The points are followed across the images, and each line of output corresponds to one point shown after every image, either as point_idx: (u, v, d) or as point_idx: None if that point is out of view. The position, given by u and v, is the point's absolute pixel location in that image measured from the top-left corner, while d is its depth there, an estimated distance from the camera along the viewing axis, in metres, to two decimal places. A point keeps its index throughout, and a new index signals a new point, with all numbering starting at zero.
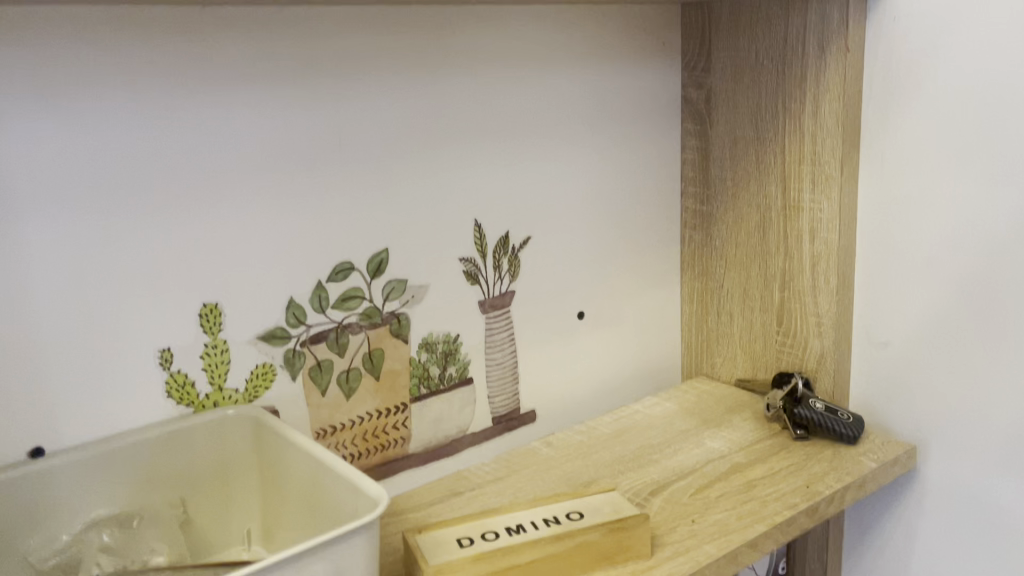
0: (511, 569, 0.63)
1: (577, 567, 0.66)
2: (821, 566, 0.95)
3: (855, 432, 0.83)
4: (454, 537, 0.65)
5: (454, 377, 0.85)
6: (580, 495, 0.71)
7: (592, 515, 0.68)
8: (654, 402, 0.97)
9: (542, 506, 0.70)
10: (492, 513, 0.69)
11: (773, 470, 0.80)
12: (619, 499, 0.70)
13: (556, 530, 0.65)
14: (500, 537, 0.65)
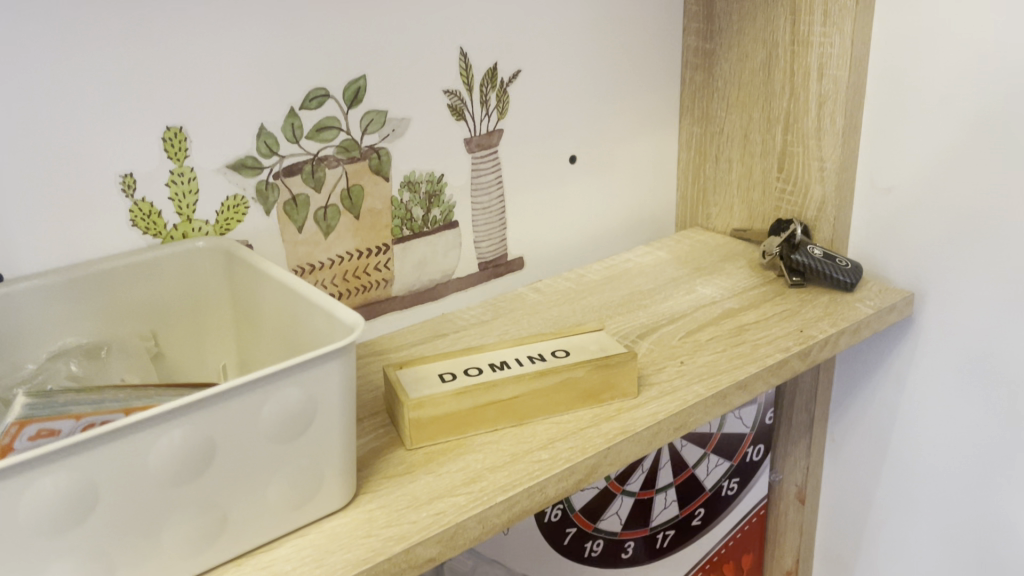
0: (494, 404, 0.62)
1: (561, 403, 0.65)
2: (808, 415, 0.95)
3: (853, 279, 0.81)
4: (436, 373, 0.63)
5: (439, 220, 0.82)
6: (566, 336, 0.69)
7: (578, 354, 0.66)
8: (646, 250, 0.94)
9: (527, 346, 0.68)
10: (475, 351, 0.67)
11: (765, 316, 0.78)
12: (605, 340, 0.68)
13: (540, 369, 0.63)
14: (483, 373, 0.63)
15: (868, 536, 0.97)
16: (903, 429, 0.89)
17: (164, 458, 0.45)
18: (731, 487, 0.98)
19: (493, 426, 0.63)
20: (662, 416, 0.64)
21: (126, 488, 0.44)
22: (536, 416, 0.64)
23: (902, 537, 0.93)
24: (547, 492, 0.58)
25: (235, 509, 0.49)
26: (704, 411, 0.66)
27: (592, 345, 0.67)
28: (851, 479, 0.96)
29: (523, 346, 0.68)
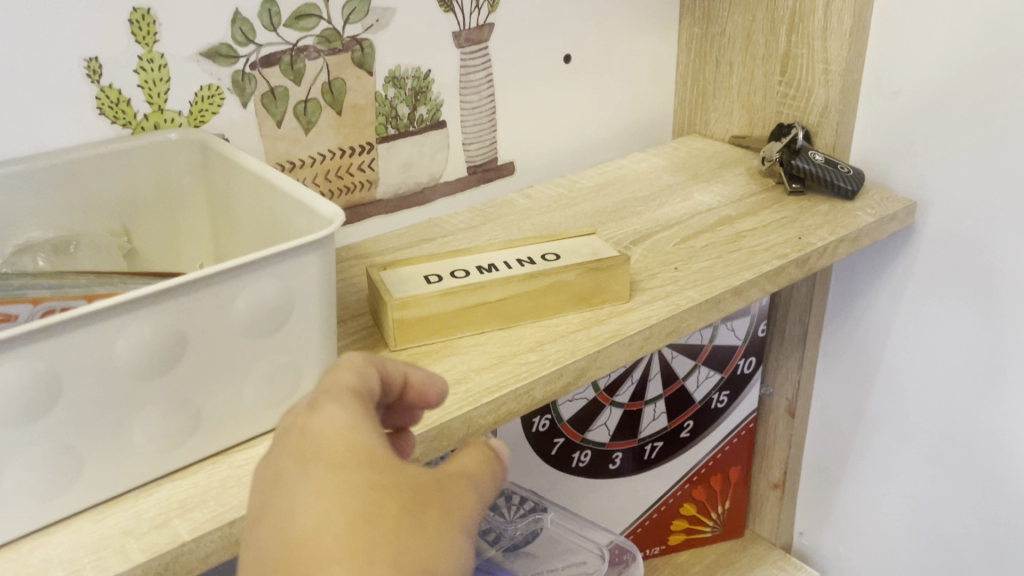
0: (480, 307, 0.60)
1: (550, 307, 0.63)
2: (802, 328, 0.94)
3: (854, 187, 0.78)
4: (420, 275, 0.61)
5: (426, 120, 0.78)
6: (556, 239, 0.67)
7: (568, 257, 0.63)
8: (642, 157, 0.91)
9: (516, 249, 0.65)
10: (462, 254, 0.64)
11: (763, 223, 0.75)
12: (597, 243, 0.66)
13: (529, 271, 0.61)
14: (469, 275, 0.61)
15: (856, 449, 0.97)
16: (897, 342, 0.88)
17: (132, 350, 0.43)
18: (721, 399, 0.97)
19: (479, 329, 0.61)
20: (654, 320, 0.62)
21: (92, 379, 0.42)
22: (525, 319, 0.62)
23: (888, 451, 0.93)
24: (535, 395, 0.57)
25: (210, 405, 0.48)
26: (697, 317, 0.65)
27: (583, 247, 0.65)
28: (843, 393, 0.96)
29: (511, 249, 0.66)
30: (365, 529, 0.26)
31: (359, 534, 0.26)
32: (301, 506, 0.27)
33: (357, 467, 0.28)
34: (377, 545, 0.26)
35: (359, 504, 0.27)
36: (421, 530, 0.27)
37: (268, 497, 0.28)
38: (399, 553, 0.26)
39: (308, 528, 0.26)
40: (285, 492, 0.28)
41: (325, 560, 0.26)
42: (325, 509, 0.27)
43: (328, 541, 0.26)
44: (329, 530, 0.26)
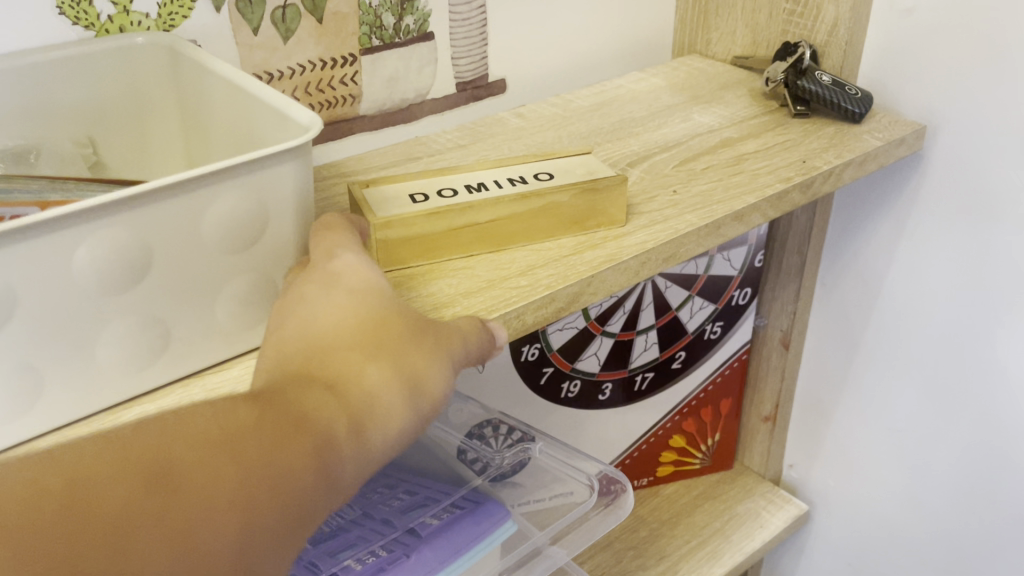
0: (470, 229, 0.57)
1: (542, 229, 0.60)
2: (800, 259, 0.91)
3: (862, 110, 0.74)
4: (406, 193, 0.57)
5: (412, 31, 0.74)
6: (550, 158, 0.63)
7: (563, 177, 0.60)
8: (639, 77, 0.87)
9: (508, 168, 0.62)
10: (450, 172, 0.61)
11: (765, 146, 0.72)
12: (593, 163, 0.62)
13: (521, 192, 0.57)
14: (458, 195, 0.57)
15: (850, 382, 0.95)
16: (897, 272, 0.86)
17: (93, 263, 0.40)
18: (714, 330, 0.95)
19: (467, 250, 0.58)
20: (651, 244, 0.59)
21: (49, 294, 0.39)
22: (515, 242, 0.59)
23: (884, 382, 0.92)
24: (525, 320, 0.54)
25: (179, 324, 0.45)
26: (696, 242, 0.62)
27: (578, 167, 0.62)
28: (840, 325, 0.94)
29: (502, 167, 0.62)
30: (374, 333, 0.41)
31: (368, 332, 0.41)
32: (325, 310, 0.42)
33: (363, 284, 0.44)
34: (378, 339, 0.41)
35: (374, 304, 0.43)
36: (409, 347, 0.41)
37: (292, 305, 0.43)
38: (395, 355, 0.41)
39: (331, 324, 0.41)
40: (310, 296, 0.43)
41: (342, 341, 0.40)
42: (347, 315, 0.42)
43: (348, 336, 0.41)
44: (349, 323, 0.41)
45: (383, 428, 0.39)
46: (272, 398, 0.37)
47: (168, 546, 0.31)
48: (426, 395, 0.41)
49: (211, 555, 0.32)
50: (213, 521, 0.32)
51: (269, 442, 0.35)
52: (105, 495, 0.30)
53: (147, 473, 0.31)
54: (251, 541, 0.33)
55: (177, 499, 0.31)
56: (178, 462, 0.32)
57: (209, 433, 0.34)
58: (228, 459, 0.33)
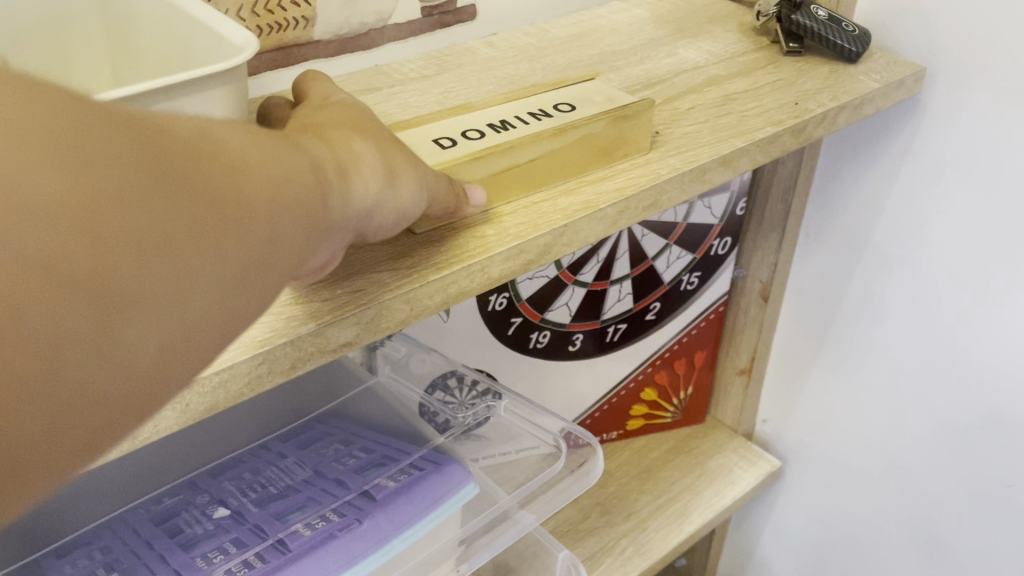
0: (514, 171, 0.52)
1: (580, 164, 0.55)
2: (784, 208, 0.87)
3: (859, 49, 0.69)
4: (431, 141, 0.52)
5: None
6: (556, 91, 0.59)
7: (587, 108, 0.56)
8: (621, 7, 0.80)
9: (519, 104, 0.57)
10: (459, 113, 0.56)
11: (756, 85, 0.66)
12: (608, 91, 0.59)
13: (555, 128, 0.53)
14: (485, 137, 0.53)
15: (830, 335, 0.92)
16: (885, 225, 0.82)
17: None
18: (691, 281, 0.91)
19: (505, 197, 0.53)
20: (630, 191, 0.54)
21: None
22: (553, 182, 0.55)
23: (867, 338, 0.88)
24: (491, 273, 0.49)
25: None
26: (678, 190, 0.56)
27: (595, 96, 0.58)
28: (823, 278, 0.90)
29: (509, 104, 0.58)
30: (359, 126, 0.41)
31: (353, 126, 0.40)
32: (315, 113, 0.42)
33: (348, 102, 0.44)
34: (362, 130, 0.40)
35: (357, 111, 0.43)
36: (390, 142, 0.41)
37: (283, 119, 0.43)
38: (381, 138, 0.40)
39: (321, 121, 0.41)
40: (300, 110, 0.43)
41: (330, 127, 0.40)
42: (333, 114, 0.42)
43: (339, 123, 0.41)
44: (337, 120, 0.41)
45: (377, 189, 0.38)
46: (281, 134, 0.35)
47: (224, 183, 0.29)
48: (404, 186, 0.40)
49: (257, 209, 0.30)
50: (256, 184, 0.30)
51: (290, 153, 0.33)
52: (165, 128, 0.28)
53: (195, 130, 0.29)
54: (287, 219, 0.31)
55: (224, 155, 0.30)
56: (220, 133, 0.30)
57: (240, 128, 0.32)
58: (261, 149, 0.32)
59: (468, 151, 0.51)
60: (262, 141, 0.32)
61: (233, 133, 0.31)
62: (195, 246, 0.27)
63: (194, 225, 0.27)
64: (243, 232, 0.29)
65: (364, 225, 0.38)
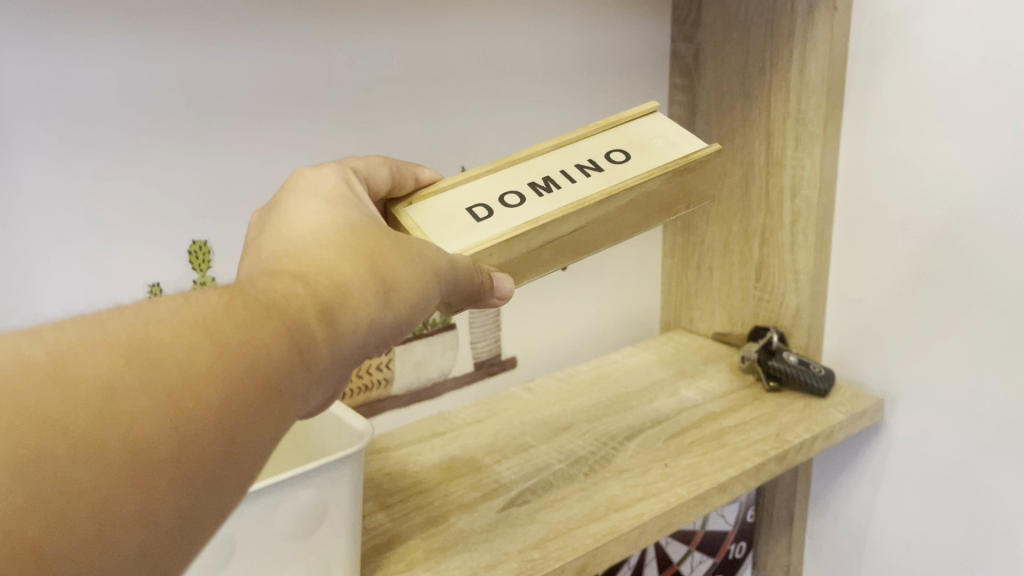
0: (559, 240, 0.57)
1: (629, 225, 0.60)
2: (789, 514, 1.00)
3: (827, 386, 0.86)
4: (471, 207, 0.57)
5: (438, 323, 0.85)
6: (611, 132, 0.64)
7: (641, 159, 0.61)
8: (633, 353, 1.01)
9: (567, 152, 0.62)
10: (503, 169, 0.60)
11: (744, 419, 0.82)
12: (668, 135, 0.64)
13: (607, 191, 0.58)
14: (527, 203, 0.57)
15: None
16: (879, 528, 0.93)
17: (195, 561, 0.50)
18: None
19: (552, 263, 0.58)
20: (646, 516, 0.68)
21: None
22: (599, 242, 0.59)
23: None
24: None
25: None
26: (687, 513, 0.70)
27: (650, 139, 0.63)
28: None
29: (555, 153, 0.62)
30: (350, 239, 0.42)
31: (344, 242, 0.41)
32: (301, 225, 0.43)
33: (340, 206, 0.45)
34: (352, 248, 0.41)
35: (352, 223, 0.43)
36: (381, 255, 0.42)
37: (258, 236, 0.44)
38: (371, 258, 0.41)
39: (305, 238, 0.41)
40: (290, 213, 0.44)
41: (319, 249, 0.40)
42: (319, 232, 0.42)
43: (328, 241, 0.41)
44: (325, 235, 0.42)
45: (357, 314, 0.39)
46: (250, 288, 0.36)
47: (156, 398, 0.29)
48: (398, 299, 0.41)
49: (203, 406, 0.30)
50: (199, 387, 0.31)
51: (250, 320, 0.34)
52: (90, 362, 0.29)
53: (127, 344, 0.30)
54: (245, 405, 0.32)
55: (161, 364, 0.30)
56: (158, 334, 0.31)
57: (185, 313, 0.33)
58: (210, 332, 0.32)
59: (512, 219, 0.56)
60: (211, 321, 0.33)
61: (173, 328, 0.32)
62: (126, 498, 0.28)
63: (120, 493, 0.28)
64: (180, 470, 0.30)
65: (359, 350, 0.39)
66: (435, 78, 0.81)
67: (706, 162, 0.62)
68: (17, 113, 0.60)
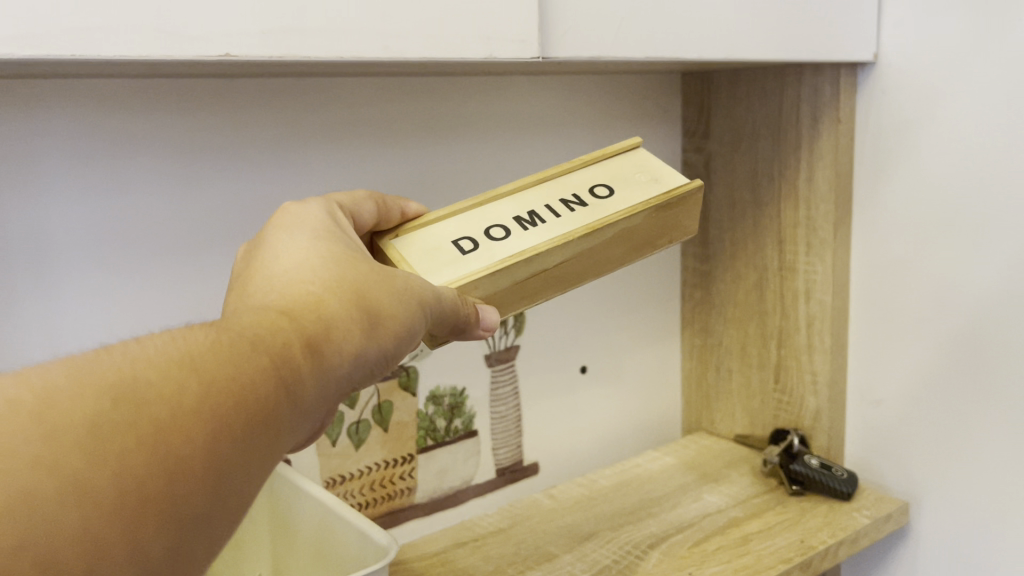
0: (542, 274, 0.54)
1: (615, 259, 0.57)
2: None
3: (850, 489, 0.86)
4: (453, 240, 0.54)
5: (460, 430, 0.88)
6: (597, 167, 0.62)
7: (626, 193, 0.58)
8: (655, 456, 1.02)
9: (550, 186, 0.60)
10: (487, 203, 0.58)
11: (768, 525, 0.82)
12: (655, 169, 0.61)
13: (589, 225, 0.55)
14: (510, 236, 0.54)
15: None
16: None
17: None
18: None
19: (535, 298, 0.55)
20: None
21: None
22: (583, 276, 0.56)
23: None
24: None
25: None
26: None
27: (635, 174, 0.60)
28: None
29: (540, 186, 0.60)
30: (336, 273, 0.40)
31: (329, 275, 0.40)
32: (285, 259, 0.41)
33: (327, 240, 0.44)
34: (338, 281, 0.40)
35: (340, 257, 0.42)
36: (369, 289, 0.41)
37: (242, 271, 0.43)
38: (357, 292, 0.40)
39: (288, 272, 0.40)
40: (275, 249, 0.43)
41: (306, 283, 0.39)
42: (303, 265, 0.40)
43: (313, 274, 0.40)
44: (310, 269, 0.40)
45: (344, 349, 0.37)
46: (237, 322, 0.35)
47: (138, 439, 0.28)
48: (386, 334, 0.40)
49: (187, 444, 0.29)
50: (186, 426, 0.29)
51: (237, 355, 0.32)
52: (71, 406, 0.28)
53: (113, 385, 0.29)
54: (231, 439, 0.31)
55: (148, 404, 0.29)
56: (144, 374, 0.30)
57: (172, 350, 0.32)
58: (198, 369, 0.31)
59: (493, 253, 0.53)
60: (199, 357, 0.32)
61: (160, 366, 0.31)
62: (108, 541, 0.27)
63: (103, 537, 0.27)
64: (165, 509, 0.28)
65: (350, 383, 0.38)
66: (457, 196, 0.84)
67: (694, 194, 0.59)
68: (61, 236, 0.63)
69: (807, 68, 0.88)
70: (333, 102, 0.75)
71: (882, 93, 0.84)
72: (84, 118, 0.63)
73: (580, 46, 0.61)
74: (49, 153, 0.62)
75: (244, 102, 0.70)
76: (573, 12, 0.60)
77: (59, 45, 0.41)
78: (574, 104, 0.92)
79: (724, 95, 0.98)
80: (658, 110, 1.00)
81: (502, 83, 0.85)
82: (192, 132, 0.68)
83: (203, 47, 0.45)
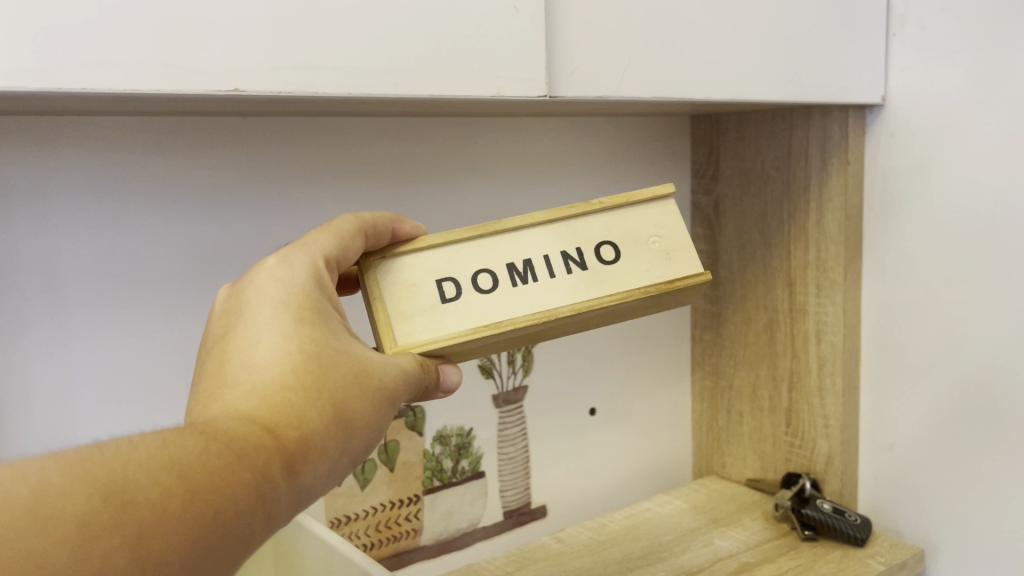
0: (513, 337, 0.53)
1: (594, 321, 0.56)
2: None
3: (863, 534, 0.84)
4: (438, 282, 0.51)
5: (466, 472, 0.87)
6: (620, 208, 0.55)
7: (629, 265, 0.54)
8: (665, 500, 1.00)
9: (564, 225, 0.54)
10: (491, 231, 0.53)
11: (780, 570, 0.80)
12: (674, 235, 0.55)
13: (576, 305, 0.52)
14: (495, 293, 0.51)
15: None
16: None
17: None
18: None
19: (503, 345, 0.55)
20: None
21: None
22: (557, 331, 0.55)
23: None
24: None
25: None
26: None
27: (651, 236, 0.55)
28: None
29: (556, 216, 0.54)
30: (322, 372, 0.40)
31: (314, 368, 0.40)
32: (267, 340, 0.41)
33: (313, 314, 0.42)
34: (322, 378, 0.40)
35: (327, 345, 0.41)
36: (351, 389, 0.41)
37: (221, 340, 0.42)
38: (339, 398, 0.40)
39: (270, 359, 0.40)
40: (257, 321, 0.42)
41: (288, 379, 0.39)
42: (289, 354, 0.40)
43: (299, 368, 0.39)
44: (295, 357, 0.40)
45: (318, 465, 0.38)
46: (221, 427, 0.36)
47: (126, 543, 0.29)
48: (357, 441, 0.41)
49: (168, 555, 0.30)
50: (169, 536, 0.30)
51: (220, 465, 0.33)
52: (66, 500, 0.29)
53: (105, 483, 0.30)
54: (205, 550, 0.32)
55: (136, 506, 0.30)
56: (135, 475, 0.31)
57: (163, 452, 0.32)
58: (185, 475, 0.32)
59: (471, 314, 0.50)
60: (186, 464, 0.32)
61: (150, 468, 0.31)
62: None
63: None
64: None
65: (317, 488, 0.39)
66: None
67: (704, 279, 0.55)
68: (70, 266, 0.64)
69: (816, 110, 0.88)
70: (345, 139, 0.76)
71: (889, 136, 0.84)
72: (95, 155, 0.64)
73: (587, 85, 0.61)
74: (63, 183, 0.63)
75: (257, 141, 0.71)
76: (579, 52, 0.60)
77: (70, 77, 0.41)
78: (585, 144, 0.93)
79: (732, 139, 0.99)
80: (668, 152, 1.01)
81: (511, 124, 0.86)
82: (203, 169, 0.69)
83: (213, 83, 0.46)
